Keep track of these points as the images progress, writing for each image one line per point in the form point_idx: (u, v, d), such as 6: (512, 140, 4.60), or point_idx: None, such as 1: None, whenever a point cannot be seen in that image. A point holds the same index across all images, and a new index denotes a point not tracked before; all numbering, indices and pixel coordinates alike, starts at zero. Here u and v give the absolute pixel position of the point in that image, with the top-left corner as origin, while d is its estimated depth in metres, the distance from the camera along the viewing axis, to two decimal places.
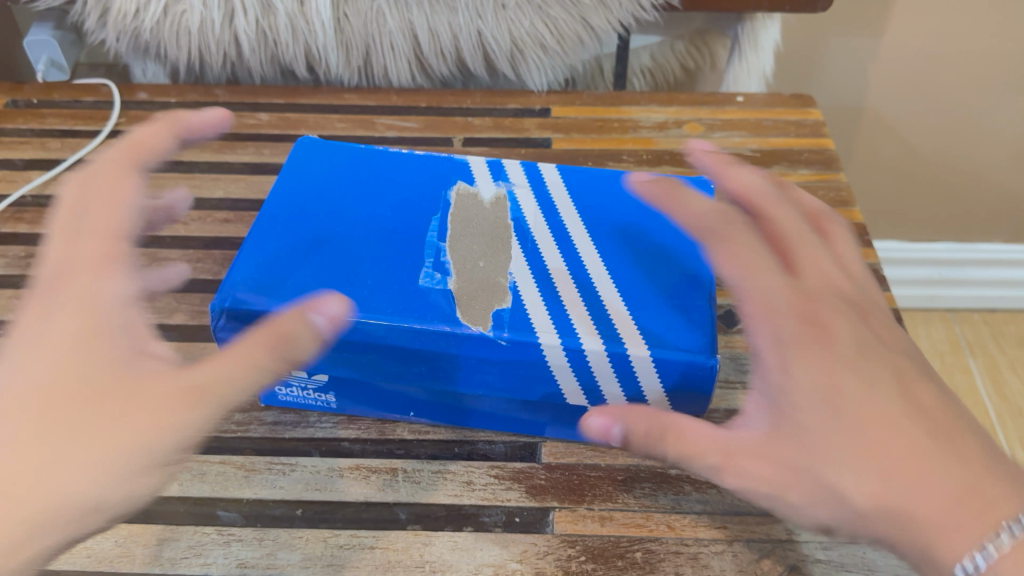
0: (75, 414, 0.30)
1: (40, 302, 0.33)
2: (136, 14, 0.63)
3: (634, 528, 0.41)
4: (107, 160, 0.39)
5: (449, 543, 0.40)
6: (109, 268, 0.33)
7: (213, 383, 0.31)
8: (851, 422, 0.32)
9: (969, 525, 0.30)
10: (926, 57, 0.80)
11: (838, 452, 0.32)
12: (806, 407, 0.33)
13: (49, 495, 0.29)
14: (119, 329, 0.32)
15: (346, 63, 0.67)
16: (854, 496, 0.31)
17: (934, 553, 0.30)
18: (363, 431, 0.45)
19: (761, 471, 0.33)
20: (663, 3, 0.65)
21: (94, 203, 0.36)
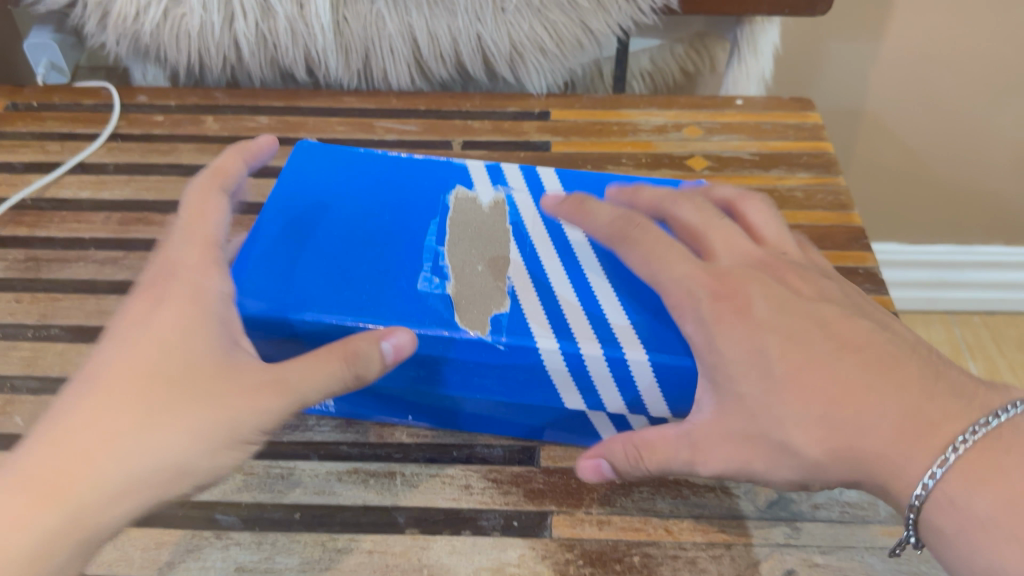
0: (178, 389, 0.34)
1: (148, 293, 0.37)
2: (136, 17, 0.63)
3: (632, 532, 0.41)
4: (195, 184, 0.44)
5: (447, 547, 0.40)
6: (210, 271, 0.38)
7: (292, 380, 0.35)
8: (788, 380, 0.35)
9: (919, 449, 0.33)
10: (925, 60, 0.80)
11: (784, 413, 0.34)
12: (742, 375, 0.36)
13: (147, 456, 0.33)
14: (220, 323, 0.36)
15: (346, 66, 0.67)
16: (811, 447, 0.34)
17: (892, 480, 0.34)
18: (361, 435, 0.45)
19: (727, 449, 0.36)
20: (662, 6, 0.65)
21: (189, 223, 0.41)
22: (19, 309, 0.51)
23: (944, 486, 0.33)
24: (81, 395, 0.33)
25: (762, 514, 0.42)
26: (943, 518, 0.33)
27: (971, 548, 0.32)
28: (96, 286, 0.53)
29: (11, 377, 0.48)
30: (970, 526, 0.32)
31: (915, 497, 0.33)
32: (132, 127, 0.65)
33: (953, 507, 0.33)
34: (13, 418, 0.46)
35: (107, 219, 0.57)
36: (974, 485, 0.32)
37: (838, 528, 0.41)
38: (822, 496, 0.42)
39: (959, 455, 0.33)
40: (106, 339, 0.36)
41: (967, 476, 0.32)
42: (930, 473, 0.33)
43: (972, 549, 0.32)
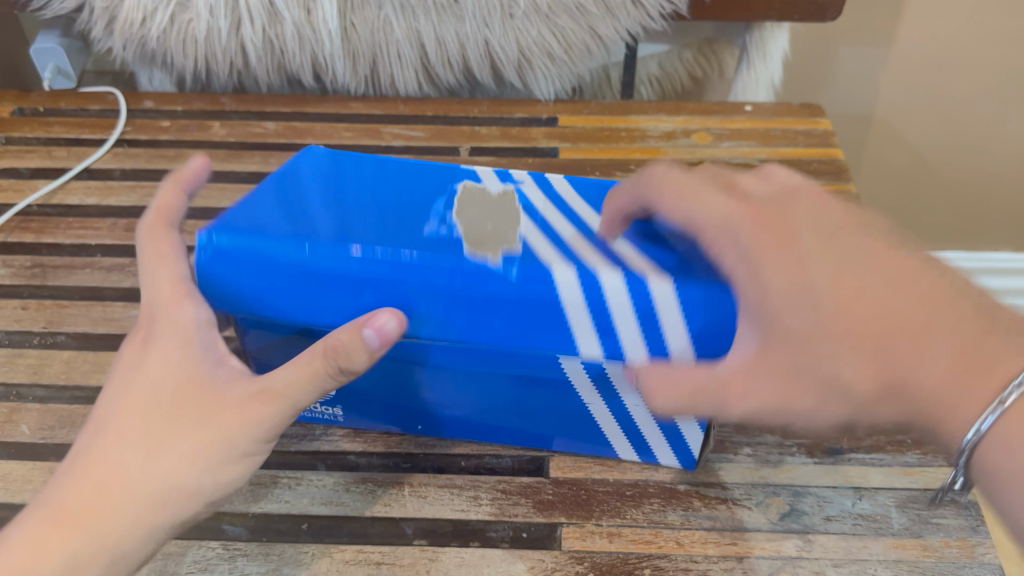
0: (170, 417, 0.34)
1: (135, 334, 0.37)
2: (143, 23, 0.63)
3: (642, 544, 0.40)
4: (142, 227, 0.41)
5: (456, 559, 0.40)
6: (182, 298, 0.37)
7: (280, 388, 0.35)
8: (841, 317, 0.32)
9: (974, 393, 0.30)
10: (934, 67, 0.80)
11: (837, 348, 0.31)
12: (788, 307, 0.32)
13: (150, 483, 0.33)
14: (203, 345, 0.36)
15: (353, 72, 0.67)
16: (861, 383, 0.31)
17: (946, 421, 0.31)
18: (369, 444, 0.45)
19: (768, 381, 0.32)
20: (670, 12, 0.65)
21: (160, 254, 0.39)
22: (26, 316, 0.51)
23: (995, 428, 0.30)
24: (87, 440, 0.34)
25: (774, 526, 0.41)
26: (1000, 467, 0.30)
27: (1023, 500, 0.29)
28: (103, 293, 0.53)
29: (17, 385, 0.48)
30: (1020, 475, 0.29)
31: (968, 443, 0.30)
32: (139, 132, 0.65)
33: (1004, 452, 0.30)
34: (19, 426, 0.45)
35: (113, 226, 0.57)
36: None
37: (851, 541, 0.40)
38: (833, 509, 0.42)
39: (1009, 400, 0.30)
40: (107, 384, 0.36)
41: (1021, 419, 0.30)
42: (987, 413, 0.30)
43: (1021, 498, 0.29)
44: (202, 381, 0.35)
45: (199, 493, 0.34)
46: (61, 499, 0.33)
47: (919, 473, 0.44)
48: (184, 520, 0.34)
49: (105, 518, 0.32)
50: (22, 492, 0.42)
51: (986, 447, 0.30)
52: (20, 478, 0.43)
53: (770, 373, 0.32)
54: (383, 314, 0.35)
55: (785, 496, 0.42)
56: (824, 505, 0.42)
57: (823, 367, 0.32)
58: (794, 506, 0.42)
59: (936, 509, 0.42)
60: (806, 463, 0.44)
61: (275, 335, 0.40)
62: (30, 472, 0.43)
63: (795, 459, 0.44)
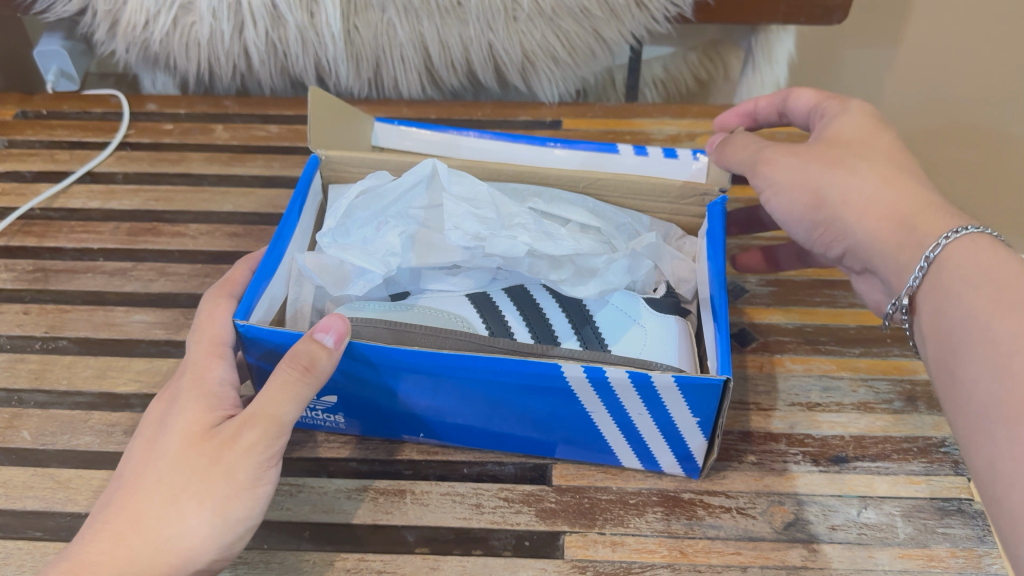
0: (178, 461, 0.35)
1: (165, 396, 0.40)
2: (146, 26, 0.63)
3: (646, 554, 0.40)
4: (205, 297, 0.44)
5: (459, 567, 0.40)
6: (214, 358, 0.40)
7: (269, 411, 0.36)
8: (881, 147, 0.37)
9: (946, 220, 0.33)
10: (943, 71, 0.80)
11: (869, 158, 0.37)
12: (843, 126, 0.39)
13: (165, 528, 0.34)
14: (218, 398, 0.38)
15: (356, 75, 0.67)
16: (869, 185, 0.35)
17: (920, 227, 0.33)
18: (371, 451, 0.45)
19: (792, 158, 0.38)
20: (675, 14, 0.64)
21: (198, 329, 0.41)
22: (27, 321, 0.51)
23: (932, 268, 0.32)
24: (107, 498, 0.36)
25: (779, 535, 0.41)
26: (935, 293, 0.32)
27: (980, 367, 0.29)
28: (105, 298, 0.52)
29: (18, 390, 0.47)
30: (957, 321, 0.31)
31: (922, 261, 0.33)
32: (142, 135, 0.64)
33: (945, 272, 0.32)
34: (20, 432, 0.45)
35: (116, 230, 0.57)
36: (1011, 302, 0.29)
37: (856, 551, 0.40)
38: (838, 518, 0.42)
39: (957, 239, 0.32)
40: (135, 440, 0.38)
41: (970, 252, 0.32)
42: (942, 235, 0.32)
43: (990, 426, 0.28)
44: (212, 429, 0.37)
45: (211, 539, 0.35)
46: (80, 551, 0.33)
47: (924, 482, 0.43)
48: (198, 568, 0.35)
49: (121, 567, 0.33)
50: (22, 498, 0.42)
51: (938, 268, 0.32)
52: (20, 485, 0.43)
53: (797, 154, 0.39)
54: (326, 317, 0.37)
55: (789, 505, 0.42)
56: (829, 514, 0.42)
57: (844, 162, 0.37)
58: (799, 515, 0.42)
59: (942, 519, 0.41)
60: (809, 470, 0.44)
61: (272, 349, 0.39)
62: (30, 478, 0.43)
63: (800, 468, 0.44)
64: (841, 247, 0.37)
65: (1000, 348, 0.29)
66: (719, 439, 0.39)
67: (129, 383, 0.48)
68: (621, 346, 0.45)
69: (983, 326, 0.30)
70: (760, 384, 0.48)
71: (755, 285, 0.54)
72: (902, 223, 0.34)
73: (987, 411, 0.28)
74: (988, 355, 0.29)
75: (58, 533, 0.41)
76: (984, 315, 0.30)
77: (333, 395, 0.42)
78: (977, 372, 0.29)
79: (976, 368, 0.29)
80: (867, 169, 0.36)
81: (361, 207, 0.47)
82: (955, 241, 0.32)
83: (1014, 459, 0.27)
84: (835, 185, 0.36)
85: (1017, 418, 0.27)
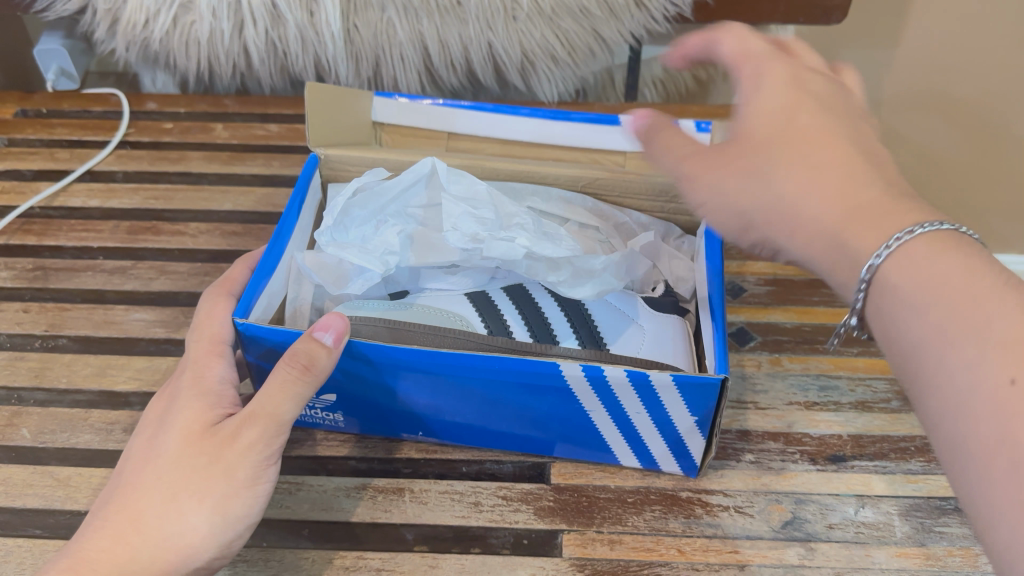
0: (177, 460, 0.35)
1: (165, 394, 0.40)
2: (145, 24, 0.63)
3: (644, 552, 0.40)
4: (204, 296, 0.44)
5: (456, 565, 0.40)
6: (214, 357, 0.40)
7: (268, 410, 0.36)
8: (798, 135, 0.32)
9: (893, 220, 0.28)
10: (942, 70, 0.81)
11: (789, 158, 0.31)
12: (758, 113, 0.33)
13: (164, 526, 0.34)
14: (218, 396, 0.38)
15: (356, 73, 0.67)
16: (797, 201, 0.30)
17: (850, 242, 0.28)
18: (370, 450, 0.45)
19: (710, 174, 0.33)
20: (675, 14, 0.64)
21: (198, 328, 0.42)
22: (27, 320, 0.51)
23: (876, 288, 0.28)
24: (107, 496, 0.36)
25: (776, 534, 0.41)
26: (884, 314, 0.28)
27: (942, 406, 0.25)
28: (104, 296, 0.53)
29: (18, 388, 0.47)
30: (911, 347, 0.27)
31: (861, 281, 0.28)
32: (142, 134, 0.65)
33: (887, 293, 0.27)
34: (20, 430, 0.45)
35: (116, 228, 0.57)
36: (965, 325, 0.25)
37: (854, 549, 0.40)
38: (835, 516, 0.42)
39: (893, 251, 0.27)
40: (135, 438, 0.38)
41: (912, 262, 0.27)
42: (872, 254, 0.27)
43: (965, 472, 0.24)
44: (211, 427, 0.37)
45: (211, 537, 0.35)
46: (81, 548, 0.33)
47: (922, 481, 0.43)
48: (198, 566, 0.35)
49: (122, 565, 0.33)
50: (22, 496, 0.42)
51: (882, 284, 0.28)
52: (20, 482, 0.43)
53: (714, 160, 0.33)
54: (325, 315, 0.37)
55: (787, 504, 0.42)
56: (826, 513, 0.42)
57: (761, 172, 0.31)
58: (797, 513, 0.42)
59: (939, 517, 0.42)
60: (807, 470, 0.44)
61: (271, 348, 0.39)
62: (29, 476, 0.43)
63: (798, 467, 0.44)
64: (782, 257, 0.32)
65: (961, 383, 0.24)
66: (716, 437, 0.39)
67: (129, 381, 0.48)
68: (619, 344, 0.45)
69: (939, 356, 0.25)
70: (759, 383, 0.48)
71: (753, 284, 0.54)
72: (834, 238, 0.29)
73: (959, 453, 0.25)
74: (950, 392, 0.25)
75: (58, 531, 0.41)
76: (936, 342, 0.25)
77: (332, 394, 0.42)
78: (942, 411, 0.25)
79: (942, 405, 0.25)
80: (786, 175, 0.31)
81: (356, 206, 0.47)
82: (892, 255, 0.27)
83: (991, 518, 0.23)
84: (755, 202, 0.32)
85: (988, 465, 0.23)
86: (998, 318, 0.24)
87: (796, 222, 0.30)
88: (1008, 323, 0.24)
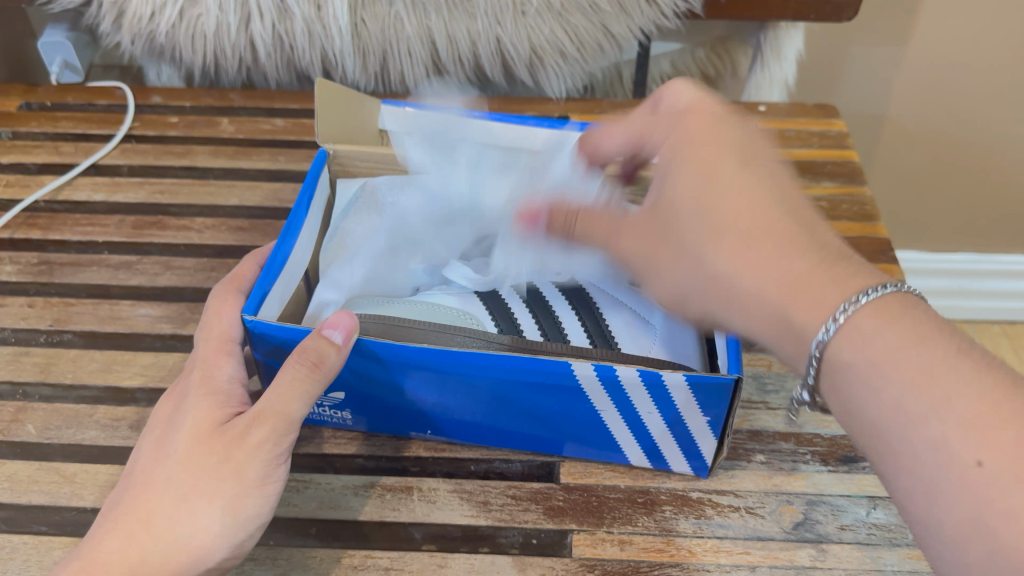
0: (186, 460, 0.35)
1: (174, 393, 0.39)
2: (151, 17, 0.62)
3: (654, 553, 0.40)
4: (213, 293, 0.44)
5: (465, 565, 0.39)
6: (223, 355, 0.40)
7: (278, 407, 0.36)
8: (717, 207, 0.34)
9: (834, 293, 0.30)
10: (950, 66, 0.80)
11: (712, 235, 0.34)
12: (683, 181, 0.36)
13: (176, 527, 0.34)
14: (227, 395, 0.38)
15: (363, 68, 0.67)
16: (723, 280, 0.33)
17: (794, 319, 0.31)
18: (377, 448, 0.44)
19: (654, 249, 0.37)
20: (685, 10, 0.64)
21: (206, 326, 0.41)
22: (32, 314, 0.51)
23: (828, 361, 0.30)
24: (118, 497, 0.35)
25: (787, 535, 0.41)
26: (838, 384, 0.30)
27: (911, 483, 0.27)
28: (110, 291, 0.52)
29: (24, 383, 0.47)
30: (871, 422, 0.29)
31: (813, 356, 0.30)
32: (147, 127, 0.64)
33: (840, 368, 0.30)
34: (26, 425, 0.45)
35: (121, 223, 0.57)
36: (930, 408, 0.27)
37: (865, 552, 0.40)
38: (847, 518, 0.41)
39: (841, 329, 0.29)
40: (143, 439, 0.38)
41: (862, 334, 0.29)
42: (823, 328, 0.30)
43: (937, 544, 0.27)
44: (221, 425, 0.36)
45: (222, 537, 0.34)
46: (93, 550, 0.33)
47: None
48: (210, 566, 0.35)
49: (134, 567, 0.33)
50: (27, 492, 0.42)
51: (836, 347, 0.30)
52: (25, 479, 0.42)
53: (652, 245, 0.38)
54: (334, 313, 0.37)
55: (798, 505, 0.42)
56: (838, 514, 0.42)
57: (692, 247, 0.35)
58: (807, 515, 0.41)
59: None
60: (819, 470, 0.44)
61: (278, 343, 0.39)
62: (35, 472, 0.43)
63: (809, 468, 0.44)
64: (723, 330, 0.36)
65: (930, 463, 0.27)
66: (729, 437, 0.39)
67: (135, 377, 0.47)
68: (631, 343, 0.44)
69: (903, 437, 0.28)
70: (770, 383, 0.48)
71: None
72: (768, 313, 0.32)
73: (929, 523, 0.27)
74: (918, 468, 0.27)
75: (63, 527, 0.40)
76: (901, 420, 0.28)
77: (340, 392, 0.41)
78: (908, 489, 0.28)
79: (910, 480, 0.27)
80: (715, 255, 0.33)
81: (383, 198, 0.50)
82: (840, 329, 0.29)
83: None
84: (690, 278, 0.35)
85: (964, 548, 0.26)
86: (957, 398, 0.27)
87: (737, 296, 0.33)
88: (968, 404, 0.26)
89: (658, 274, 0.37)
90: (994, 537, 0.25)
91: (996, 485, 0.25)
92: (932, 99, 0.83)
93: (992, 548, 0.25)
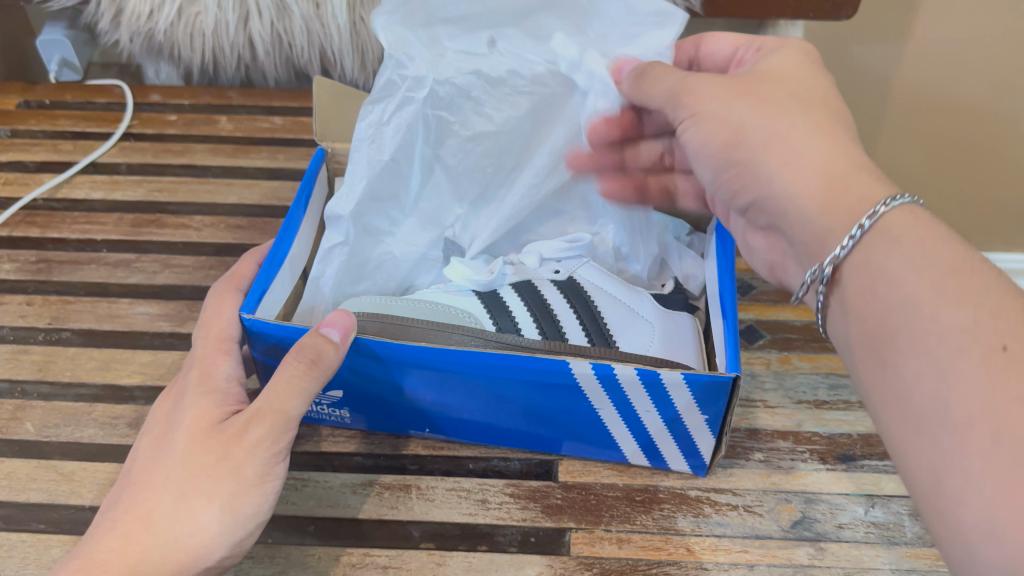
0: (184, 458, 0.35)
1: (172, 392, 0.39)
2: (150, 15, 0.62)
3: (653, 551, 0.40)
4: (211, 292, 0.44)
5: (464, 563, 0.39)
6: (222, 355, 0.40)
7: (275, 406, 0.36)
8: (812, 93, 0.35)
9: (864, 198, 0.30)
10: (949, 65, 0.80)
11: (803, 108, 0.34)
12: (785, 63, 0.37)
13: (175, 526, 0.34)
14: (225, 394, 0.38)
15: (362, 67, 0.67)
16: (796, 137, 0.33)
17: (853, 190, 0.31)
18: (376, 446, 0.45)
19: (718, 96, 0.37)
20: (683, 9, 0.64)
21: (205, 325, 0.41)
22: (31, 312, 0.51)
23: (846, 269, 0.30)
24: (116, 498, 0.35)
25: (786, 534, 0.41)
26: (863, 276, 0.29)
27: (918, 372, 0.26)
28: (108, 290, 0.52)
29: (22, 381, 0.47)
30: (889, 310, 0.28)
31: (852, 233, 0.30)
32: (146, 126, 0.64)
33: (876, 249, 0.29)
34: (24, 424, 0.45)
35: (120, 221, 0.57)
36: (941, 302, 0.26)
37: (863, 550, 0.40)
38: (845, 516, 0.41)
39: (860, 241, 0.30)
40: (141, 439, 0.38)
41: (906, 225, 0.29)
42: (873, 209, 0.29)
43: (937, 438, 0.25)
44: (218, 423, 0.36)
45: (220, 535, 0.34)
46: (91, 549, 0.33)
47: None
48: (209, 564, 0.35)
49: (133, 566, 0.32)
50: (25, 491, 0.42)
51: (877, 230, 0.29)
52: (23, 477, 0.42)
53: (722, 92, 0.37)
54: (332, 312, 0.37)
55: (797, 503, 0.42)
56: (837, 512, 0.42)
57: (775, 103, 0.35)
58: (806, 513, 0.42)
59: None
60: (817, 469, 0.44)
61: (277, 342, 0.39)
62: (33, 470, 0.43)
63: (808, 466, 0.44)
64: (748, 194, 0.36)
65: (936, 348, 0.25)
66: (727, 436, 0.39)
67: (133, 375, 0.47)
68: (629, 342, 0.45)
69: (918, 325, 0.26)
70: (767, 382, 0.48)
71: (762, 282, 0.55)
72: (830, 179, 0.32)
73: (930, 421, 0.25)
74: (927, 356, 0.26)
75: (61, 526, 0.40)
76: (919, 305, 0.26)
77: (339, 391, 0.42)
78: (914, 382, 0.26)
79: (917, 370, 0.26)
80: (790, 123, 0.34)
81: (382, 150, 0.48)
82: (891, 210, 0.29)
83: (961, 487, 0.24)
84: (756, 121, 0.34)
85: (965, 433, 0.24)
86: (987, 295, 0.26)
87: (787, 156, 0.33)
88: (995, 300, 0.25)
89: (705, 119, 0.37)
90: (1002, 421, 0.23)
91: (1010, 371, 0.23)
92: (932, 98, 0.83)
93: (996, 429, 0.23)
